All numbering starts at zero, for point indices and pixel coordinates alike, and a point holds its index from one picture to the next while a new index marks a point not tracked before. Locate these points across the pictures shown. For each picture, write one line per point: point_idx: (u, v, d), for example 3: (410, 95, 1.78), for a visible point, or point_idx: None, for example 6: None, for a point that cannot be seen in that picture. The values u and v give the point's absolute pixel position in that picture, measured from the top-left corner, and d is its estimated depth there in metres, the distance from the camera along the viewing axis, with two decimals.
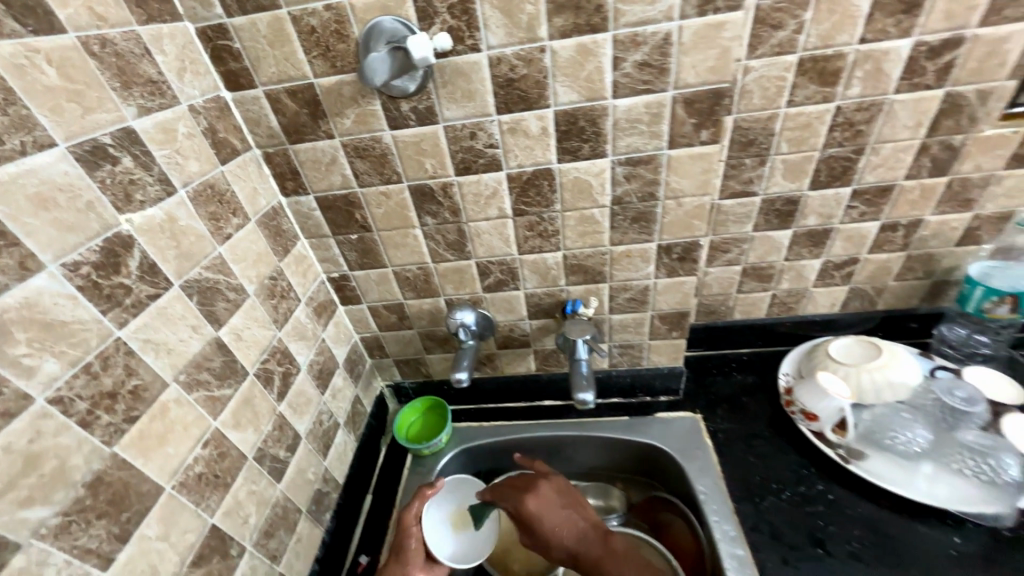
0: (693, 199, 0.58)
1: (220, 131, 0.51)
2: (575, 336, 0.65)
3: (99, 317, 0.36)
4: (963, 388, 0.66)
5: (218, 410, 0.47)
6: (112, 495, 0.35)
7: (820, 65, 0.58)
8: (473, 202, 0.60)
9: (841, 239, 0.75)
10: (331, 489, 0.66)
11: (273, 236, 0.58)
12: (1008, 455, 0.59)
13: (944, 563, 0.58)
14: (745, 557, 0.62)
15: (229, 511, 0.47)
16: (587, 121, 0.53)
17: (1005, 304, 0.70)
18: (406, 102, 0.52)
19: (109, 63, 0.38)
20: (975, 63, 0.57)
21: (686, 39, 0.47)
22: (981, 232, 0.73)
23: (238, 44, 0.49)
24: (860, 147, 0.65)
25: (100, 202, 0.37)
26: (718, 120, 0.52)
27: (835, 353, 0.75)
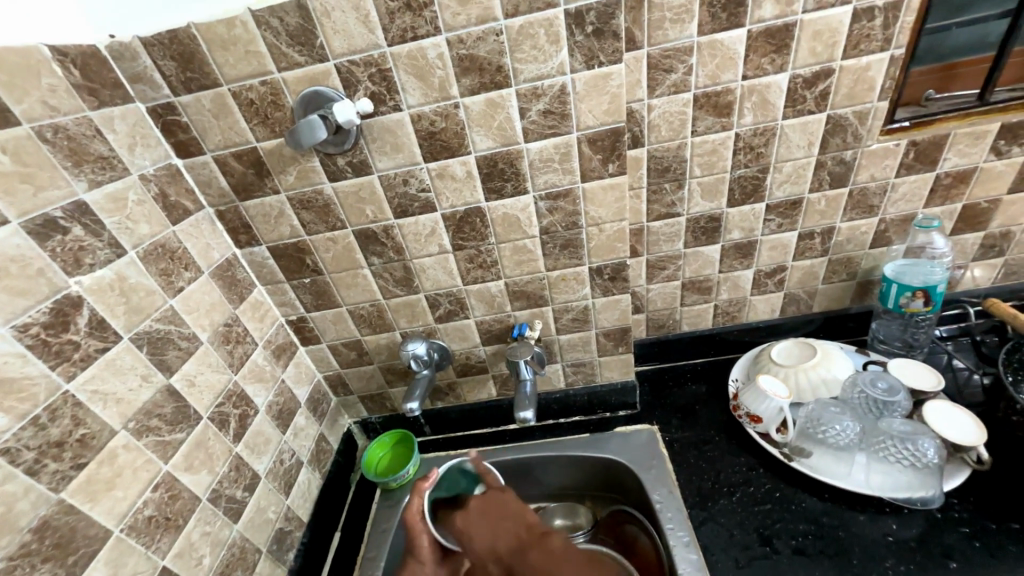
0: (612, 224, 0.64)
1: (172, 194, 0.56)
2: (519, 357, 0.69)
3: (47, 372, 0.39)
4: (885, 379, 0.71)
5: (170, 454, 0.49)
6: (59, 539, 0.38)
7: (713, 100, 0.66)
8: (414, 241, 0.65)
9: (766, 249, 0.81)
10: (294, 527, 0.67)
11: (228, 286, 0.62)
12: (925, 439, 0.62)
13: (881, 549, 0.61)
14: (699, 561, 0.64)
15: (182, 553, 0.49)
16: (506, 163, 0.59)
17: (919, 298, 0.75)
18: (341, 157, 0.58)
19: (61, 146, 0.43)
20: (847, 89, 0.65)
21: (579, 88, 0.54)
22: (891, 234, 0.80)
23: (186, 118, 0.55)
24: (764, 167, 0.72)
25: (51, 268, 0.41)
26: (621, 154, 0.58)
27: (776, 357, 0.81)
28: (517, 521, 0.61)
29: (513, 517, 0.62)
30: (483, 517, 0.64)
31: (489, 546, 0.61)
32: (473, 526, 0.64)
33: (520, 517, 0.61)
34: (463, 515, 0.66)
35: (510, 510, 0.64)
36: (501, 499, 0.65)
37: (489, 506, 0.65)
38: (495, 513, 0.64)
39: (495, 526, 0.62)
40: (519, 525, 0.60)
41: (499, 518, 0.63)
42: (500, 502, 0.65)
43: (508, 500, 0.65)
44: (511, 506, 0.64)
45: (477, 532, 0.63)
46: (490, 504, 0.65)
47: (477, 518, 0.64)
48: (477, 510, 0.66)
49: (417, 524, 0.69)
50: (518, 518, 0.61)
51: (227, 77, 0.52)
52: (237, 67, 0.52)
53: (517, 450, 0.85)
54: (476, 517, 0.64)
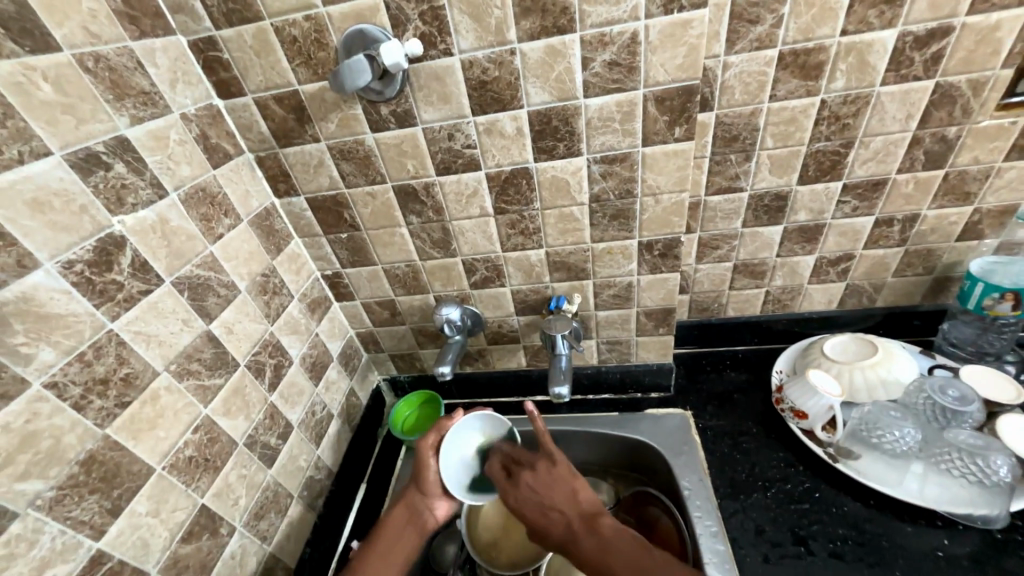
0: (670, 196, 0.58)
1: (212, 137, 0.54)
2: (556, 331, 0.66)
3: (92, 310, 0.39)
4: (957, 387, 0.64)
5: (209, 399, 0.50)
6: (105, 473, 0.39)
7: (802, 59, 0.58)
8: (455, 201, 0.62)
9: (835, 235, 0.73)
10: (323, 476, 0.69)
11: (265, 236, 0.61)
12: (999, 456, 0.57)
13: (927, 564, 0.58)
14: (726, 553, 0.62)
15: (219, 493, 0.50)
16: (561, 121, 0.54)
17: (1007, 300, 0.67)
18: (385, 105, 0.54)
19: (103, 77, 0.42)
20: (965, 52, 0.56)
21: (653, 37, 0.47)
22: (983, 226, 0.71)
23: (227, 55, 0.52)
24: (848, 141, 0.64)
25: (94, 205, 0.40)
26: (690, 117, 0.52)
27: (830, 351, 0.75)
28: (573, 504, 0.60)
29: (553, 490, 0.61)
30: (541, 491, 0.61)
31: (551, 518, 0.60)
32: (534, 507, 0.61)
33: (573, 497, 0.60)
34: (519, 485, 0.62)
35: (558, 482, 0.61)
36: (541, 475, 0.62)
37: (540, 477, 0.62)
38: (544, 489, 0.61)
39: (548, 501, 0.61)
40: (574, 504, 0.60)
41: (551, 497, 0.61)
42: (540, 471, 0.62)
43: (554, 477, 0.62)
44: (556, 481, 0.62)
45: (525, 506, 0.61)
46: (537, 479, 0.62)
47: (529, 485, 0.61)
48: (528, 481, 0.62)
49: (428, 459, 0.67)
50: (569, 497, 0.60)
51: (270, 10, 0.49)
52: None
53: (544, 422, 0.84)
54: (536, 488, 0.61)
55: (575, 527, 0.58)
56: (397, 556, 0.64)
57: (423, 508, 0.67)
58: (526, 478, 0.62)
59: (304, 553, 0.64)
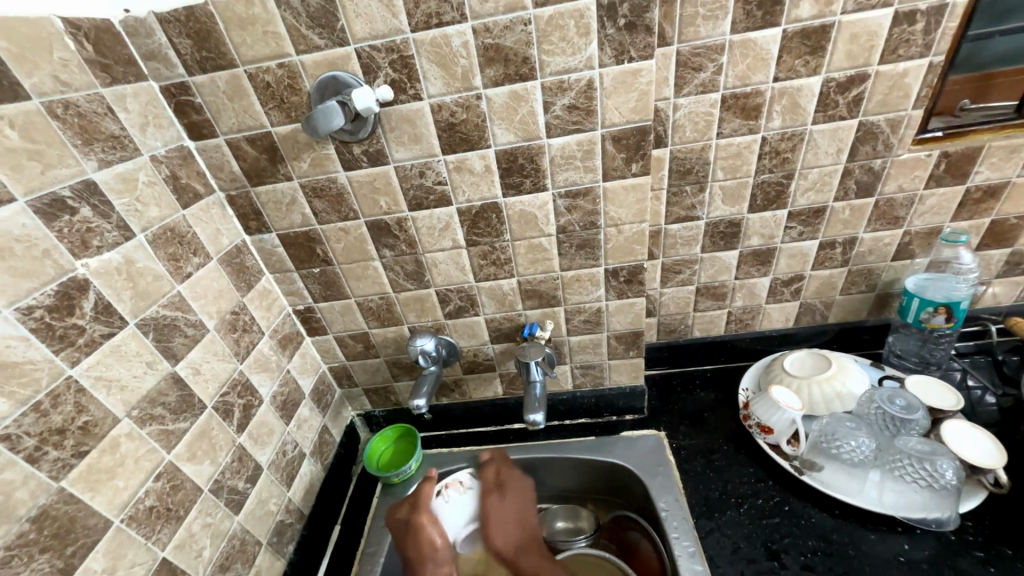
0: (632, 226, 0.62)
1: (182, 177, 0.54)
2: (530, 358, 0.67)
3: (50, 356, 0.38)
4: (903, 396, 0.69)
5: (173, 444, 0.48)
6: (57, 529, 0.37)
7: (742, 102, 0.64)
8: (427, 234, 0.64)
9: (785, 257, 0.79)
10: (294, 520, 0.66)
11: (236, 273, 0.61)
12: (944, 461, 0.60)
13: (891, 570, 0.60)
14: (704, 573, 0.63)
15: (182, 544, 0.48)
16: (526, 159, 0.57)
17: (940, 314, 0.73)
18: (357, 145, 0.56)
19: (72, 123, 0.42)
20: (881, 95, 0.63)
21: (607, 84, 0.52)
22: (914, 247, 0.78)
23: (200, 99, 0.53)
24: (789, 173, 0.70)
25: (57, 249, 0.40)
26: (645, 154, 0.56)
27: (790, 367, 0.79)
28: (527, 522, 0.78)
29: (518, 510, 0.78)
30: (514, 512, 0.78)
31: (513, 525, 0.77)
32: (501, 531, 0.75)
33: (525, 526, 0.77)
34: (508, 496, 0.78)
35: (522, 512, 0.78)
36: (516, 498, 0.79)
37: (511, 494, 0.79)
38: (518, 512, 0.78)
39: (517, 516, 0.78)
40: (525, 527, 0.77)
41: (519, 518, 0.78)
42: (512, 481, 0.80)
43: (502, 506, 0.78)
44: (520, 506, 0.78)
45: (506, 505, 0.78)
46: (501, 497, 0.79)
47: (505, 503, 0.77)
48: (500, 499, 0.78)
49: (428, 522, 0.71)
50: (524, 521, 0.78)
51: (244, 58, 0.50)
52: (254, 48, 0.50)
53: (521, 450, 0.83)
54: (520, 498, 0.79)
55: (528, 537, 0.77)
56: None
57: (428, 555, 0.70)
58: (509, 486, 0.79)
59: None
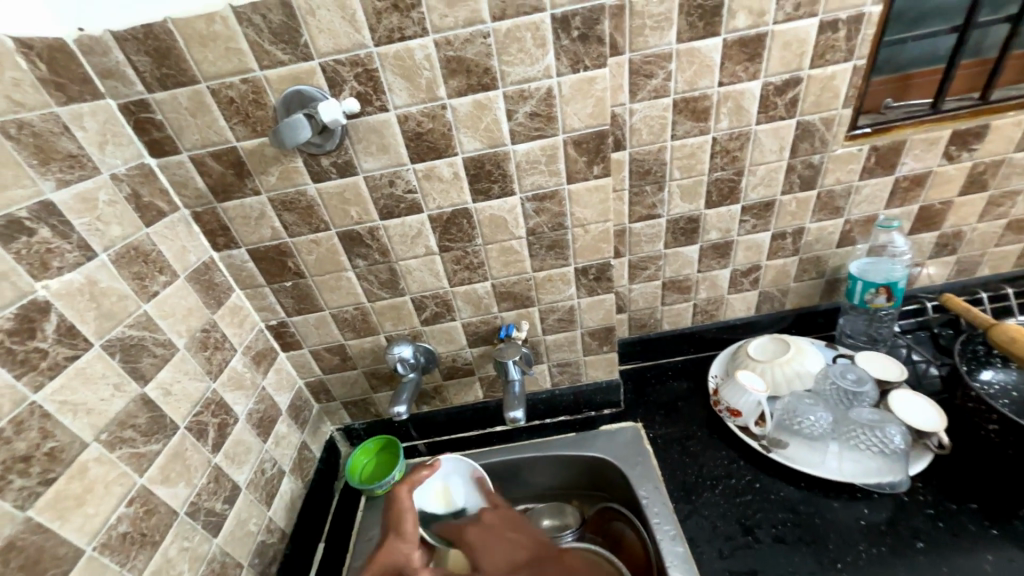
0: (597, 225, 0.65)
1: (145, 195, 0.53)
2: (507, 358, 0.69)
3: (11, 381, 0.37)
4: (855, 370, 0.75)
5: (145, 467, 0.47)
6: (24, 560, 0.36)
7: (691, 105, 0.68)
8: (401, 242, 0.65)
9: (742, 249, 0.84)
10: (276, 539, 0.65)
11: (204, 290, 0.60)
12: (891, 426, 0.66)
13: (854, 533, 0.65)
14: (686, 554, 0.66)
15: (159, 570, 0.47)
16: (493, 165, 0.59)
17: (882, 294, 0.80)
18: (325, 157, 0.57)
19: (26, 142, 0.41)
20: (814, 97, 0.69)
21: (565, 92, 0.55)
22: (855, 233, 0.84)
23: (160, 116, 0.53)
24: (739, 170, 0.75)
25: (15, 272, 0.39)
26: (605, 157, 0.59)
27: (753, 353, 0.84)
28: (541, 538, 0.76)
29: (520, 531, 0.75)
30: (497, 537, 0.74)
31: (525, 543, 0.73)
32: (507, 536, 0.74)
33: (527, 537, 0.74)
34: (478, 530, 0.74)
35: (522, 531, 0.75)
36: (498, 517, 0.76)
37: (488, 527, 0.75)
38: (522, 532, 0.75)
39: (510, 548, 0.73)
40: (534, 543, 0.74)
41: (516, 537, 0.74)
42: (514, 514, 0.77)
43: (512, 518, 0.76)
44: (512, 520, 0.76)
45: (485, 556, 0.71)
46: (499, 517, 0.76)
47: (483, 541, 0.73)
48: (502, 515, 0.76)
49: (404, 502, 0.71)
50: (529, 535, 0.75)
51: (205, 74, 0.51)
52: (216, 64, 0.50)
53: (505, 452, 0.85)
54: (492, 538, 0.73)
55: (540, 560, 0.72)
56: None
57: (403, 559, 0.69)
58: (488, 517, 0.75)
59: None
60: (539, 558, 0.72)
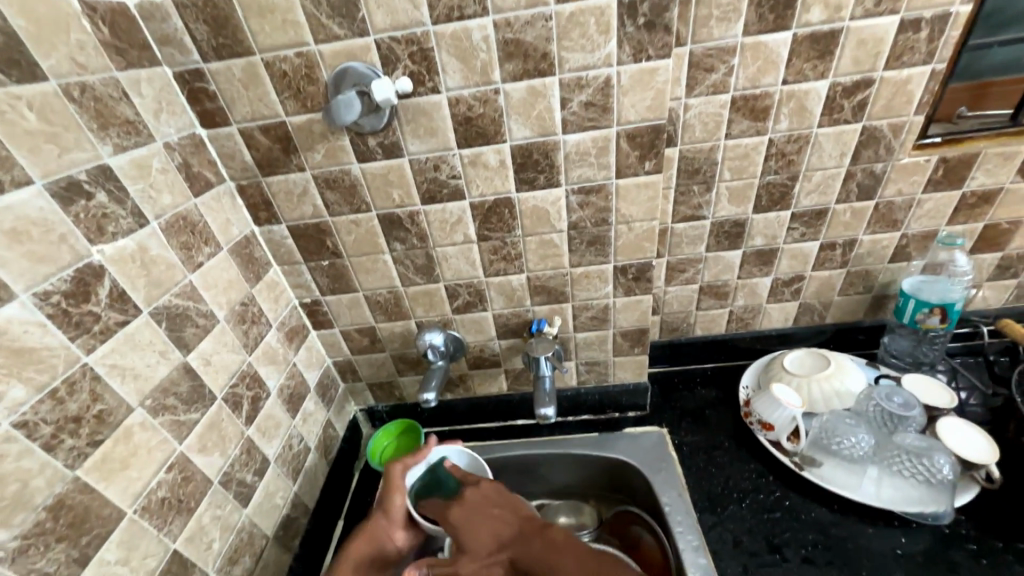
0: (642, 223, 0.63)
1: (195, 166, 0.53)
2: (540, 353, 0.67)
3: (67, 343, 0.37)
4: (901, 394, 0.71)
5: (184, 434, 0.48)
6: (72, 519, 0.37)
7: (751, 103, 0.65)
8: (439, 229, 0.64)
9: (787, 258, 0.80)
10: (299, 514, 0.66)
11: (245, 264, 0.60)
12: (940, 455, 0.63)
13: (889, 562, 0.62)
14: (708, 566, 0.64)
15: (192, 537, 0.48)
16: (541, 154, 0.57)
17: (935, 315, 0.76)
18: (373, 137, 0.56)
19: (88, 106, 0.41)
20: (884, 101, 0.64)
21: (624, 82, 0.52)
22: (910, 249, 0.80)
23: (214, 87, 0.52)
24: (794, 175, 0.71)
25: (74, 234, 0.39)
26: (659, 153, 0.57)
27: (789, 366, 0.81)
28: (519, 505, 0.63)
29: (502, 512, 0.62)
30: (486, 510, 0.62)
31: (498, 518, 0.62)
32: (480, 521, 0.62)
33: (518, 509, 0.63)
34: (462, 510, 0.62)
35: (497, 500, 0.63)
36: (483, 492, 0.64)
37: (473, 504, 0.63)
38: (495, 502, 0.63)
39: (495, 523, 0.61)
40: (517, 513, 0.62)
41: (497, 513, 0.62)
42: (492, 493, 0.64)
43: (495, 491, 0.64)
44: (504, 497, 0.64)
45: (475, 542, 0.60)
46: (480, 499, 0.63)
47: (466, 522, 0.61)
48: (473, 500, 0.63)
49: (396, 478, 0.65)
50: (514, 509, 0.63)
51: (261, 46, 0.50)
52: (272, 36, 0.49)
53: (525, 446, 0.84)
54: (476, 519, 0.62)
55: (526, 531, 0.61)
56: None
57: (385, 538, 0.62)
58: (470, 496, 0.64)
59: None
60: (524, 539, 0.60)
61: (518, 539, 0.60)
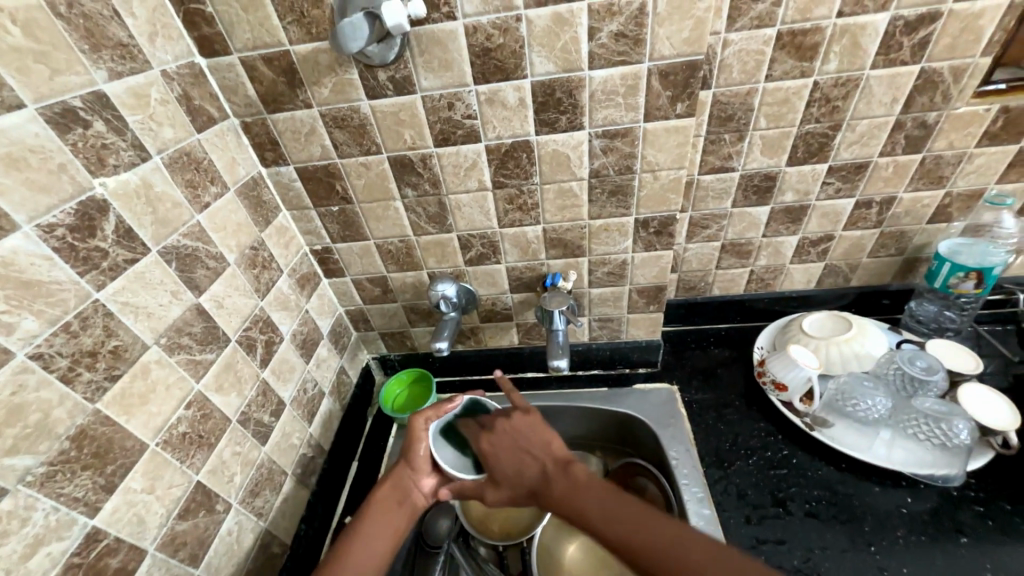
0: (668, 172, 0.59)
1: (196, 98, 0.50)
2: (552, 307, 0.66)
3: (76, 278, 0.37)
4: (925, 358, 0.69)
5: (201, 374, 0.48)
6: (96, 449, 0.37)
7: (798, 39, 0.58)
8: (453, 174, 0.61)
9: (817, 216, 0.76)
10: (316, 454, 0.68)
11: (253, 207, 0.58)
12: (960, 420, 0.62)
13: (893, 519, 0.63)
14: (712, 517, 0.66)
15: (214, 470, 0.49)
16: (564, 93, 0.53)
17: (971, 279, 0.72)
18: (383, 70, 0.52)
19: (77, 24, 0.38)
20: (949, 38, 0.58)
21: (661, 9, 0.47)
22: (952, 209, 0.75)
23: (211, 9, 0.48)
24: (836, 123, 0.66)
25: (73, 165, 0.37)
26: (692, 93, 0.52)
27: (808, 327, 0.79)
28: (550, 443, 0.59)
29: (529, 444, 0.59)
30: (514, 444, 0.60)
31: (525, 452, 0.59)
32: (506, 450, 0.59)
33: (546, 447, 0.59)
34: (490, 440, 0.61)
35: (526, 436, 0.60)
36: (512, 425, 0.61)
37: (504, 435, 0.61)
38: (523, 436, 0.60)
39: (521, 456, 0.58)
40: (546, 450, 0.58)
41: (525, 447, 0.59)
42: (521, 424, 0.61)
43: (525, 423, 0.61)
44: (533, 433, 0.60)
45: (500, 464, 0.59)
46: (507, 429, 0.61)
47: (496, 447, 0.60)
48: (502, 431, 0.61)
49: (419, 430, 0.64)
50: (543, 446, 0.58)
51: None
52: None
53: (533, 398, 0.85)
54: (504, 449, 0.60)
55: (549, 470, 0.56)
56: (379, 539, 0.57)
57: (411, 486, 0.62)
58: (501, 426, 0.61)
59: (300, 531, 0.63)
60: (547, 473, 0.56)
61: (542, 474, 0.56)
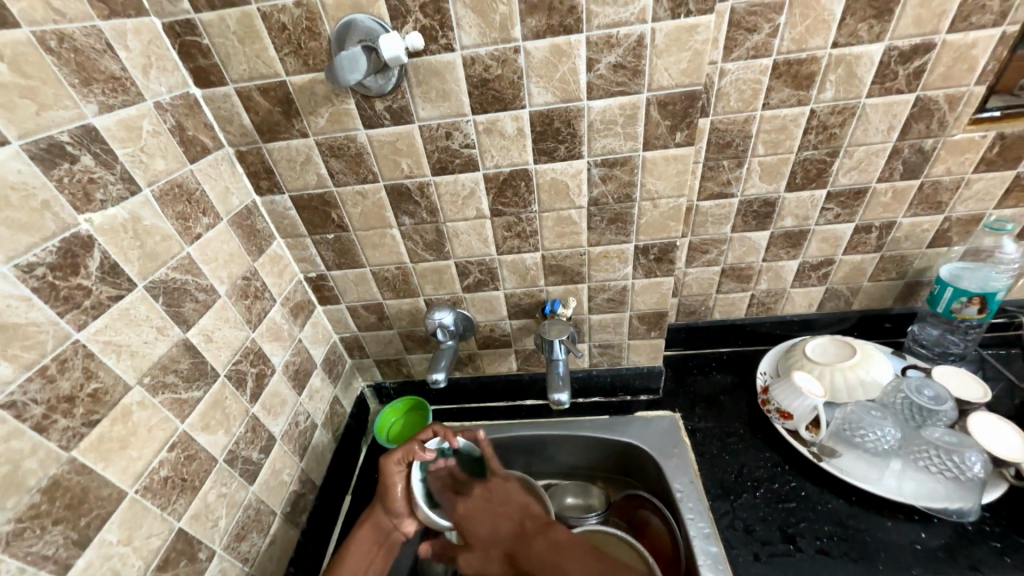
0: (669, 200, 0.58)
1: (189, 129, 0.50)
2: (553, 336, 0.64)
3: (55, 318, 0.35)
4: (932, 387, 0.68)
5: (186, 413, 0.46)
6: (70, 500, 0.35)
7: (794, 69, 0.59)
8: (450, 202, 0.60)
9: (817, 240, 0.76)
10: (306, 490, 0.65)
11: (246, 236, 0.57)
12: (972, 452, 0.60)
13: (907, 557, 0.60)
14: (720, 555, 0.63)
15: (198, 515, 0.47)
16: (563, 123, 0.53)
17: (974, 304, 0.71)
18: (380, 100, 0.52)
19: (68, 59, 0.37)
20: (944, 68, 0.58)
21: (659, 41, 0.47)
22: (952, 233, 0.74)
23: (207, 41, 0.48)
24: (834, 150, 0.66)
25: (57, 201, 0.36)
26: (691, 123, 0.52)
27: (812, 353, 0.77)
28: (530, 507, 0.73)
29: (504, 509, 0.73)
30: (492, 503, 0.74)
31: (501, 512, 0.73)
32: (483, 514, 0.73)
33: (524, 513, 0.72)
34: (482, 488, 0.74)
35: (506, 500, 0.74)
36: (493, 490, 0.74)
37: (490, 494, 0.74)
38: (501, 492, 0.74)
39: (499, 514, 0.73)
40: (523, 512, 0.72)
41: (500, 511, 0.73)
42: (497, 489, 0.74)
43: (503, 489, 0.74)
44: (507, 495, 0.74)
45: (479, 525, 0.72)
46: (487, 492, 0.74)
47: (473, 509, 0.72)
48: (480, 494, 0.74)
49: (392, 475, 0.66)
50: (519, 508, 0.73)
51: None
52: None
53: (533, 427, 0.82)
54: (484, 515, 0.73)
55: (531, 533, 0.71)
56: None
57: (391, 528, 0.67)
58: (488, 483, 0.74)
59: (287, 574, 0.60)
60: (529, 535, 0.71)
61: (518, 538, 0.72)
